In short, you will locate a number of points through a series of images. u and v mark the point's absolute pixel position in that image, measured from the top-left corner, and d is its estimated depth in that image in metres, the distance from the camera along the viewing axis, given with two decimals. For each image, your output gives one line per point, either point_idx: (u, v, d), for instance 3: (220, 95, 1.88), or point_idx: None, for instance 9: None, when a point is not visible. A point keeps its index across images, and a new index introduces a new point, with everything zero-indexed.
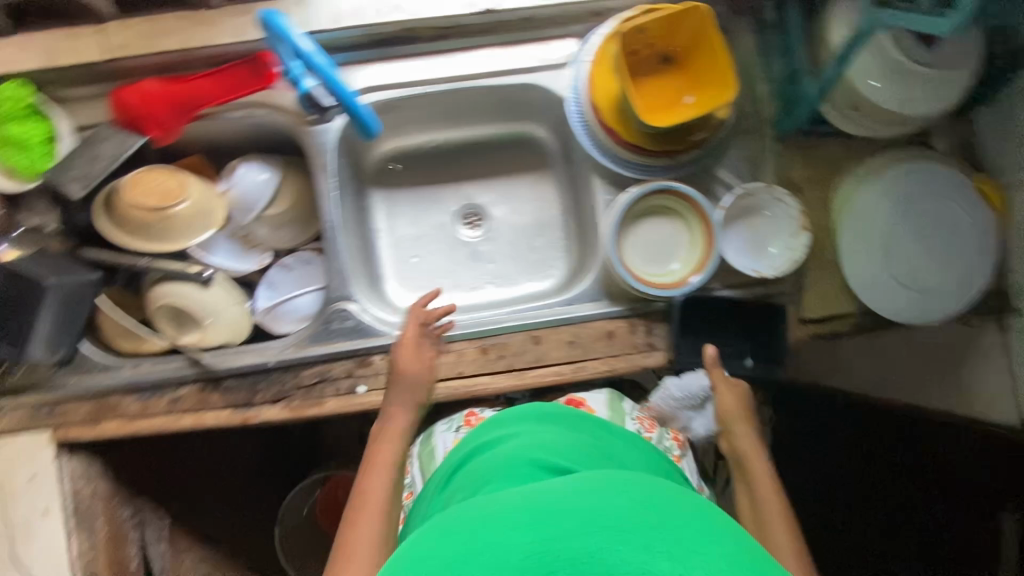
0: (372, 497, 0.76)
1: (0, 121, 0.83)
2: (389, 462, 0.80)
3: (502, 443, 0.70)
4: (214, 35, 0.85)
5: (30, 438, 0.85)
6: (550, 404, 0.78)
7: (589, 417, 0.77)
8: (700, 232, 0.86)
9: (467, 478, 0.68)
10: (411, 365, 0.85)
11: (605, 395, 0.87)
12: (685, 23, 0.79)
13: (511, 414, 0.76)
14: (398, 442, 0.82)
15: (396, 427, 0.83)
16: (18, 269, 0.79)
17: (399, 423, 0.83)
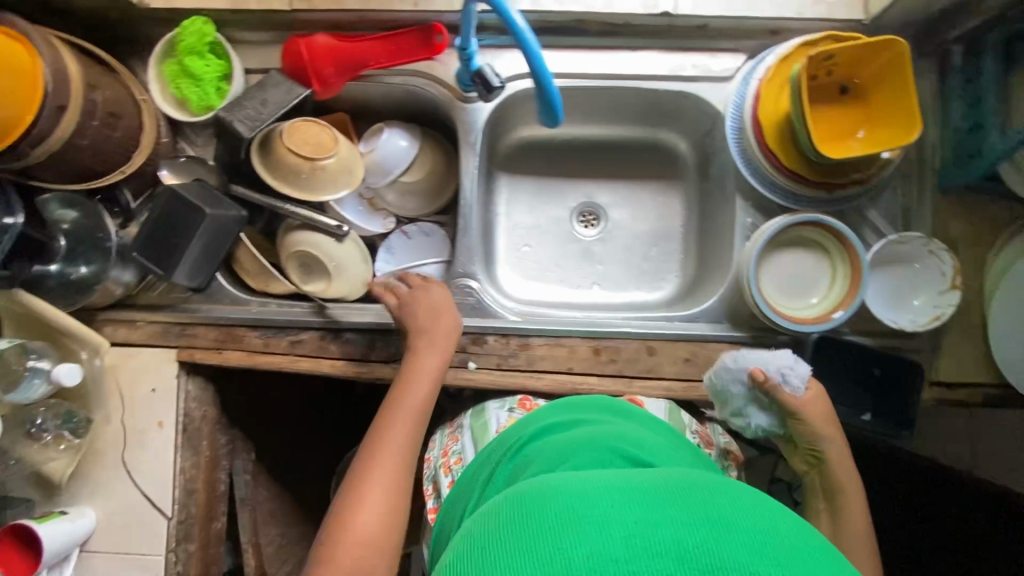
0: (393, 439, 0.75)
1: (184, 53, 0.88)
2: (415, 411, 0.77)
3: (573, 426, 0.69)
4: (394, 1, 0.88)
5: (158, 353, 0.89)
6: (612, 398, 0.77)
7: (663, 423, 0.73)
8: (846, 271, 0.83)
9: (538, 455, 0.66)
10: (447, 315, 0.84)
11: (664, 405, 0.83)
12: (876, 56, 0.76)
13: (582, 404, 0.74)
14: (429, 386, 0.79)
15: (427, 371, 0.80)
16: (183, 194, 0.82)
17: (428, 364, 0.80)
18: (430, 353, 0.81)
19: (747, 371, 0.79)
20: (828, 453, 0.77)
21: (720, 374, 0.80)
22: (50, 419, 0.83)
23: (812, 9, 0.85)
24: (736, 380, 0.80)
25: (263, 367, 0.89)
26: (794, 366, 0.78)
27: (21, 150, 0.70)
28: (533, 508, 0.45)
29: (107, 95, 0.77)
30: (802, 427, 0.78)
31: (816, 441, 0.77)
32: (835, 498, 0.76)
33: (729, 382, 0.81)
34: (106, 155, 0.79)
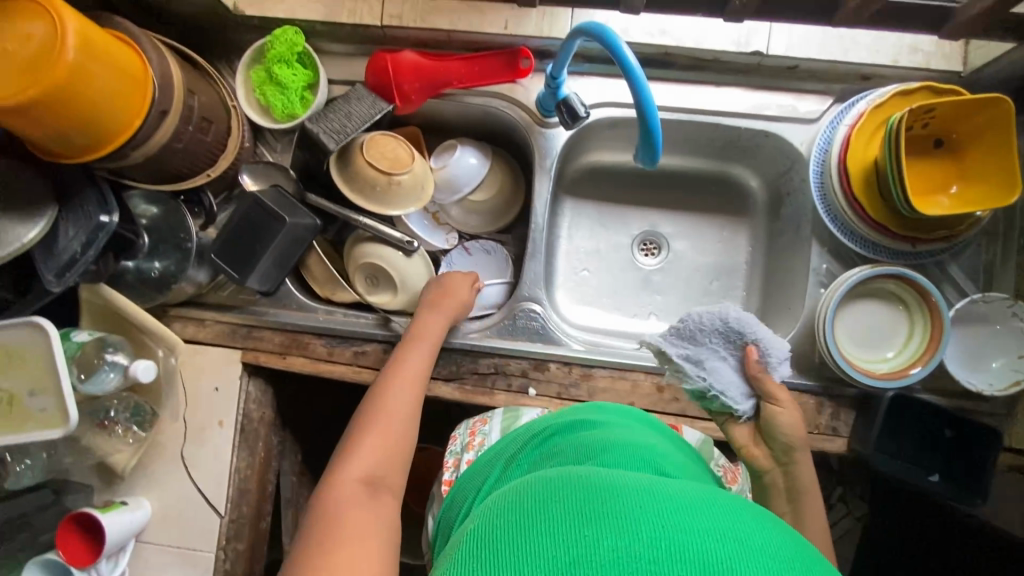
0: (397, 402, 0.77)
1: (272, 60, 0.88)
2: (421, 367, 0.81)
3: (598, 421, 0.66)
4: (483, 24, 0.89)
5: (224, 352, 0.90)
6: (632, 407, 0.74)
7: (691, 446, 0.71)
8: (924, 329, 0.81)
9: (561, 443, 0.64)
10: (459, 288, 0.89)
11: (698, 437, 0.80)
12: (978, 113, 0.75)
13: (614, 410, 0.71)
14: (432, 344, 0.84)
15: (432, 331, 0.85)
16: (266, 201, 0.85)
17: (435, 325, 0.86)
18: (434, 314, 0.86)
19: (746, 328, 0.74)
20: (793, 445, 0.73)
21: (706, 315, 0.75)
22: (122, 412, 0.86)
23: (908, 57, 0.84)
24: (727, 330, 0.75)
25: (325, 375, 0.90)
26: (784, 360, 0.75)
27: (123, 152, 0.70)
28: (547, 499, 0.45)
29: (203, 101, 0.79)
30: (769, 409, 0.74)
31: (777, 430, 0.73)
32: (799, 499, 0.71)
33: (717, 329, 0.75)
34: (195, 158, 0.81)
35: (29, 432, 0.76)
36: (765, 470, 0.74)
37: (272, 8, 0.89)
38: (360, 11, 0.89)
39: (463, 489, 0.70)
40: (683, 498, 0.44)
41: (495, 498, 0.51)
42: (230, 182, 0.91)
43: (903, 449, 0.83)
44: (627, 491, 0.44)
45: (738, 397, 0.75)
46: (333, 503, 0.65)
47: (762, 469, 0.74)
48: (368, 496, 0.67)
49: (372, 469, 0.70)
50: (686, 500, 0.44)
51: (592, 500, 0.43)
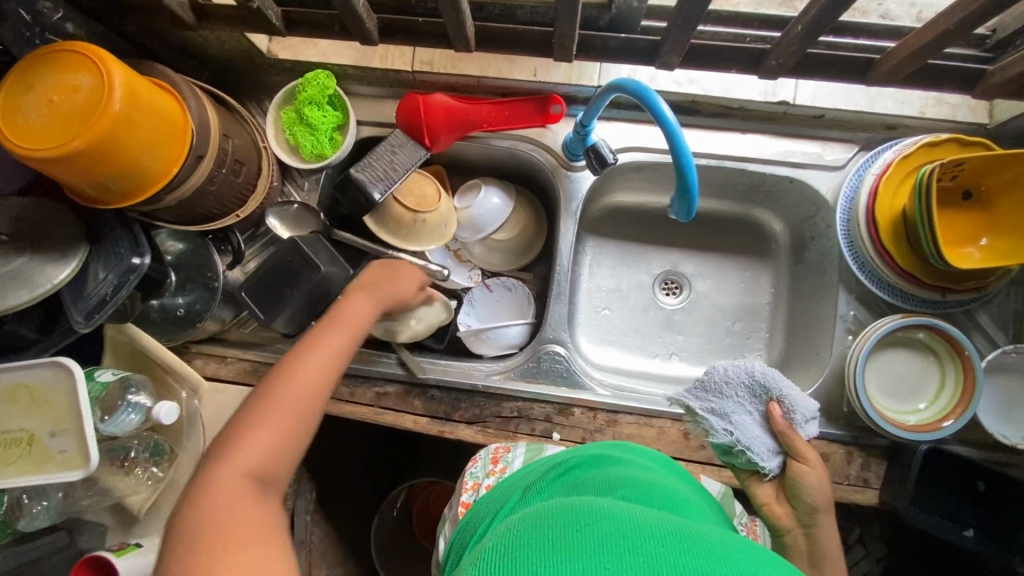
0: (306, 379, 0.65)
1: (304, 102, 0.89)
2: (337, 348, 0.69)
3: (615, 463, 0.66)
4: (512, 71, 0.90)
5: (245, 392, 0.90)
6: (663, 461, 0.74)
7: (712, 501, 0.69)
8: (956, 379, 0.80)
9: (580, 477, 0.63)
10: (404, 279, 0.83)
11: (719, 488, 0.78)
12: (1007, 169, 0.75)
13: (641, 450, 0.72)
14: (364, 329, 0.74)
15: (360, 311, 0.75)
16: (304, 248, 0.86)
17: (360, 303, 0.75)
18: (364, 294, 0.76)
19: (773, 384, 0.75)
20: (817, 507, 0.70)
21: (734, 369, 0.76)
22: (140, 451, 0.85)
23: (934, 109, 0.85)
24: (753, 384, 0.76)
25: (347, 416, 0.89)
26: (811, 420, 0.75)
27: (158, 196, 0.70)
28: (551, 519, 0.46)
29: (237, 144, 0.80)
30: (794, 467, 0.73)
31: (802, 489, 0.71)
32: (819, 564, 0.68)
33: (743, 384, 0.76)
34: (226, 200, 0.81)
35: (48, 474, 0.74)
36: (787, 530, 0.72)
37: (305, 52, 0.90)
38: (392, 56, 0.91)
39: (467, 525, 0.68)
40: (687, 531, 0.45)
41: (514, 519, 0.52)
42: (258, 221, 0.92)
43: (935, 503, 0.81)
44: (630, 519, 0.45)
45: (766, 453, 0.74)
46: (211, 498, 0.55)
47: (783, 528, 0.72)
48: (257, 495, 0.57)
49: (262, 461, 0.59)
50: (687, 532, 0.45)
51: (594, 521, 0.45)
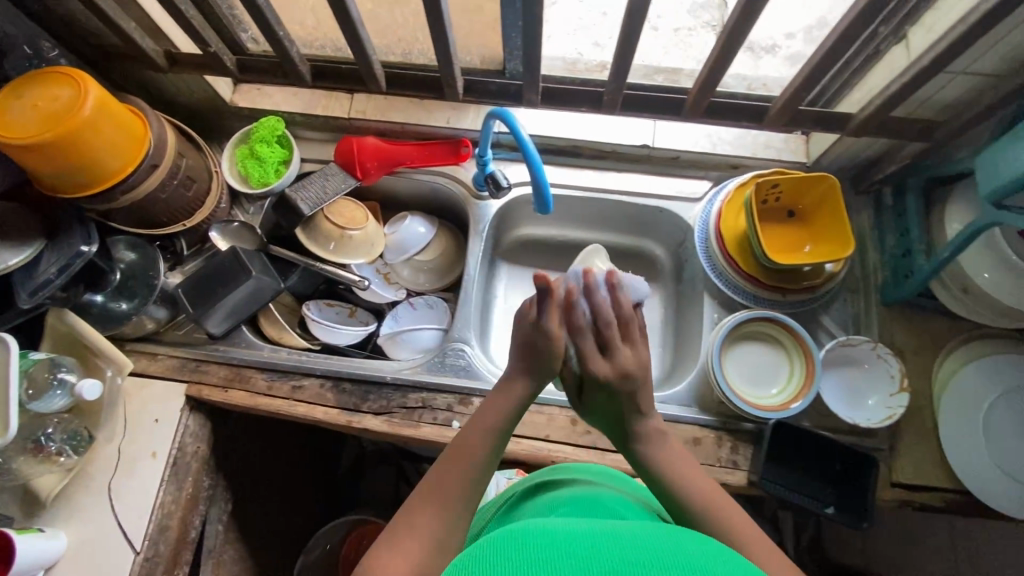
0: (443, 488, 0.63)
1: (255, 139, 1.07)
2: (479, 456, 0.67)
3: (571, 483, 0.71)
4: (430, 119, 1.10)
5: (168, 386, 0.97)
6: (589, 465, 0.80)
7: (610, 474, 0.77)
8: (800, 365, 0.92)
9: (547, 497, 0.68)
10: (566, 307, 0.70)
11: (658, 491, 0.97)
12: (814, 189, 0.94)
13: (576, 468, 0.79)
14: (486, 439, 0.68)
15: (483, 423, 0.70)
16: (241, 255, 0.97)
17: (490, 416, 0.70)
18: (492, 410, 0.71)
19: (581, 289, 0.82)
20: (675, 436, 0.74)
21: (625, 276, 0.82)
22: (58, 433, 0.89)
23: (764, 151, 1.06)
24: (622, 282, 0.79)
25: (262, 407, 0.96)
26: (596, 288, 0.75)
27: (113, 194, 0.84)
28: (507, 541, 0.46)
29: (190, 164, 0.96)
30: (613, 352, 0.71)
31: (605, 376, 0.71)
32: None
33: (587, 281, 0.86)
34: (174, 210, 0.96)
35: None
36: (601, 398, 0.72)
37: (260, 102, 1.10)
38: (332, 107, 1.11)
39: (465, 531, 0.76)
40: (621, 531, 0.48)
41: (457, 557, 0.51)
42: (203, 236, 1.05)
43: (795, 481, 0.89)
44: (571, 532, 0.47)
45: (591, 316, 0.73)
46: None
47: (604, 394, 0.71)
48: None
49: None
50: (630, 531, 0.47)
51: (547, 542, 0.45)
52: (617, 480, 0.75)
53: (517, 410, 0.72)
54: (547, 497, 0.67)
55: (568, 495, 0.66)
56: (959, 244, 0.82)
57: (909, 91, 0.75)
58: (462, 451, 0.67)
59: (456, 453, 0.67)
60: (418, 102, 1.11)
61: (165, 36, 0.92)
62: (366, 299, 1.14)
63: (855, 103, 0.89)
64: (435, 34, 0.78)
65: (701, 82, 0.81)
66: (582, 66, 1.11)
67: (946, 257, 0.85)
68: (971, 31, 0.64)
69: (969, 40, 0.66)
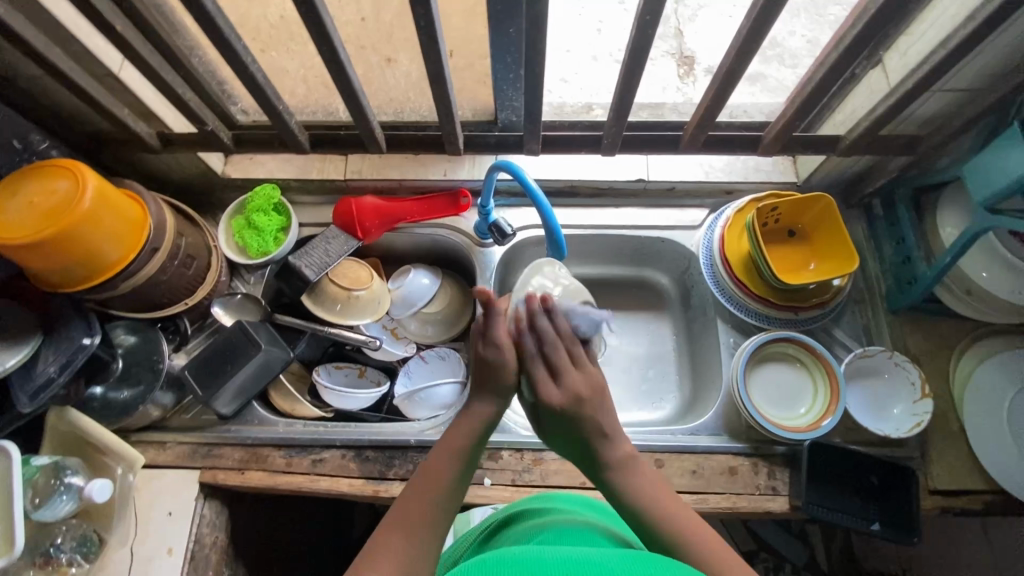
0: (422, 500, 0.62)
1: (252, 210, 1.05)
2: (445, 484, 0.64)
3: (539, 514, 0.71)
4: (426, 173, 1.11)
5: (180, 474, 0.92)
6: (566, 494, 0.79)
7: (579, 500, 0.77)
8: (824, 381, 0.93)
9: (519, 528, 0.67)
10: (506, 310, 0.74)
11: None
12: (811, 208, 0.96)
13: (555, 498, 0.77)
14: (466, 445, 0.67)
15: (449, 450, 0.67)
16: (250, 329, 0.95)
17: (456, 441, 0.67)
18: (456, 435, 0.68)
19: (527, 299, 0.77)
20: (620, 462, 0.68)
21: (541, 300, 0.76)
22: (67, 542, 0.83)
23: (755, 175, 1.09)
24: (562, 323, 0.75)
25: (284, 487, 0.92)
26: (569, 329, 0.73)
27: (114, 282, 0.82)
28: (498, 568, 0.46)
29: (189, 242, 0.94)
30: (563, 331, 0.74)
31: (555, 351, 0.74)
32: None
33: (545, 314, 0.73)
34: (175, 290, 0.93)
35: None
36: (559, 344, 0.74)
37: (254, 171, 1.10)
38: (327, 169, 1.11)
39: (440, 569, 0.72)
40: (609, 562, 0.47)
41: None
42: (204, 312, 1.01)
43: (835, 499, 0.88)
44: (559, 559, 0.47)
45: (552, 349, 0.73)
46: None
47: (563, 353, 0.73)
48: None
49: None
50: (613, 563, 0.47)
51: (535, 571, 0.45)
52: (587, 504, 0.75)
53: (481, 432, 0.69)
54: (525, 529, 0.66)
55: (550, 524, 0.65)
56: (959, 248, 0.85)
57: (896, 112, 0.78)
58: (428, 475, 0.65)
59: (420, 486, 0.64)
60: (412, 157, 1.12)
61: (157, 118, 0.91)
62: (376, 358, 1.11)
63: (841, 124, 0.92)
64: (437, 95, 0.79)
65: (698, 118, 0.84)
66: (569, 108, 1.13)
67: (949, 262, 0.87)
68: (954, 53, 0.67)
69: (952, 62, 0.69)
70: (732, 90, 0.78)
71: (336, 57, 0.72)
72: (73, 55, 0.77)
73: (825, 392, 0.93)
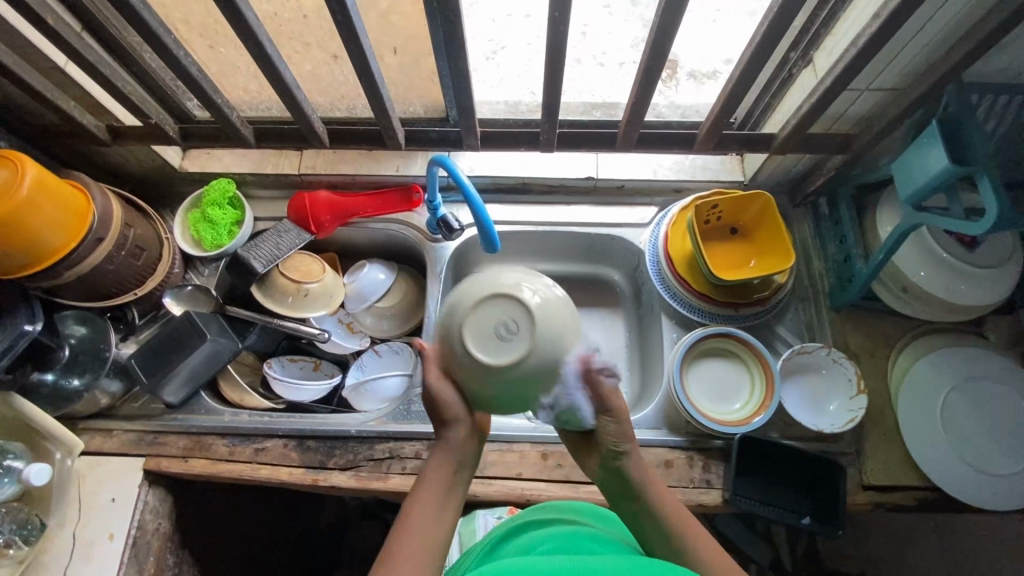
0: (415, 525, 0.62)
1: (206, 204, 1.07)
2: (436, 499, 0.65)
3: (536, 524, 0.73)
4: (380, 169, 1.13)
5: (125, 462, 0.94)
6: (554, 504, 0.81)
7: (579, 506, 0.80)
8: (760, 377, 0.94)
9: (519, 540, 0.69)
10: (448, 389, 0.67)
11: None
12: (751, 205, 0.98)
13: (553, 507, 0.80)
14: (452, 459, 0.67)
15: (438, 473, 0.67)
16: (197, 318, 0.96)
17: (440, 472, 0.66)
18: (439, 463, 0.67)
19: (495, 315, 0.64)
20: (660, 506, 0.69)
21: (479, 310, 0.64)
22: (6, 525, 0.84)
23: (702, 174, 1.10)
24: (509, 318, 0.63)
25: (225, 475, 0.93)
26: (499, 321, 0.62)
27: (58, 270, 0.84)
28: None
29: (139, 233, 0.95)
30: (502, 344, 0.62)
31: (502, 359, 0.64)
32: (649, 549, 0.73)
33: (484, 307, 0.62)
34: (124, 281, 0.95)
35: None
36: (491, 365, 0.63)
37: (210, 165, 1.11)
38: (282, 164, 1.12)
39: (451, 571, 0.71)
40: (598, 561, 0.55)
41: None
42: (156, 304, 1.03)
43: (766, 492, 0.89)
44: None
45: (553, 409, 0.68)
46: None
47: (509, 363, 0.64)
48: None
49: None
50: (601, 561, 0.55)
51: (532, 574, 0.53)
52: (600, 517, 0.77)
53: (468, 448, 0.69)
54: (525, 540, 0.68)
55: (556, 535, 0.67)
56: (891, 244, 0.86)
57: (820, 110, 0.79)
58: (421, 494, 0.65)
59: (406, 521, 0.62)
60: (367, 153, 1.14)
61: (106, 111, 0.93)
62: (329, 351, 1.13)
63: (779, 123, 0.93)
64: (369, 91, 0.81)
65: (628, 115, 0.85)
66: (524, 107, 1.16)
67: (882, 259, 0.89)
68: (865, 50, 0.69)
69: (864, 59, 0.70)
70: (656, 86, 0.79)
71: (264, 52, 0.73)
72: (15, 47, 0.79)
73: (762, 388, 0.94)
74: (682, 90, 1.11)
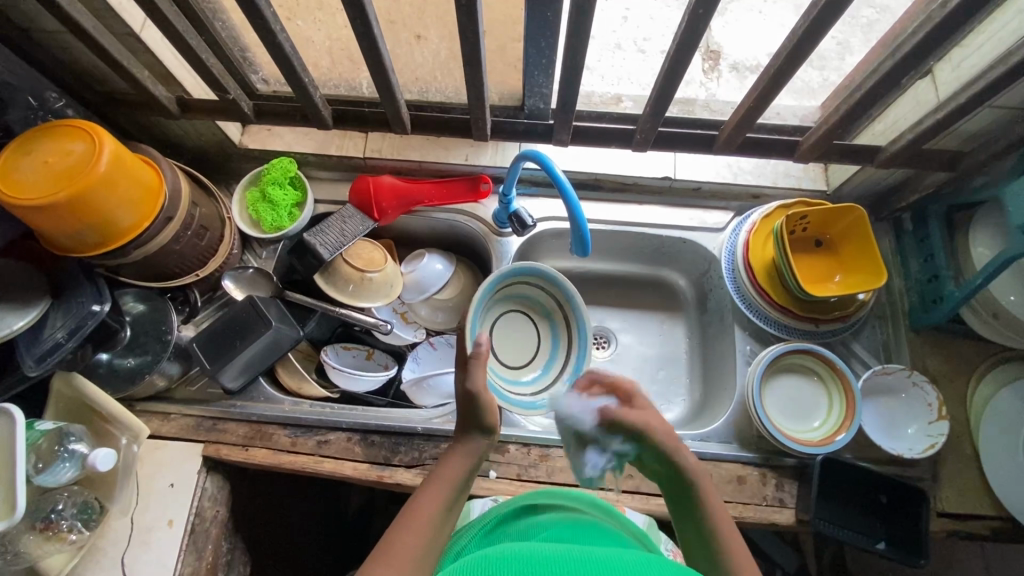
0: (428, 504, 0.62)
1: (267, 183, 1.02)
2: (453, 484, 0.66)
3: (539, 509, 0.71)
4: (448, 157, 1.08)
5: (184, 446, 0.92)
6: (580, 492, 0.80)
7: (583, 496, 0.77)
8: (841, 396, 0.92)
9: (518, 522, 0.67)
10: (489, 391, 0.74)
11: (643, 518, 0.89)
12: (839, 219, 0.94)
13: (561, 493, 0.78)
14: (467, 457, 0.70)
15: (449, 468, 0.68)
16: (262, 306, 0.93)
17: (451, 470, 0.68)
18: (450, 463, 0.69)
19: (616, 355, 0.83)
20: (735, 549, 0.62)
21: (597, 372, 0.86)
22: (68, 508, 0.82)
23: (785, 180, 1.06)
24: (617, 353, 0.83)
25: (287, 466, 0.91)
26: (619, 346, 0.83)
27: (124, 251, 0.80)
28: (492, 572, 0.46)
29: (203, 213, 0.91)
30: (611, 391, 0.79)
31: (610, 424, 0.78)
32: None
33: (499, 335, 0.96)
34: (187, 261, 0.91)
35: None
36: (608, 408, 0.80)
37: (271, 143, 1.07)
38: (347, 146, 1.08)
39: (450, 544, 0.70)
40: (613, 562, 0.48)
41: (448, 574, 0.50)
42: (215, 285, 1.00)
43: (841, 514, 0.87)
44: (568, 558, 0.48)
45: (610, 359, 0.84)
46: None
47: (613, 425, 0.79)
48: None
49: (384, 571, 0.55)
50: (612, 562, 0.48)
51: None
52: (594, 505, 0.75)
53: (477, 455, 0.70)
54: (527, 522, 0.67)
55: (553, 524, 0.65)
56: (990, 271, 0.82)
57: (945, 126, 0.75)
58: (436, 479, 0.66)
59: (418, 501, 0.63)
60: (434, 139, 1.10)
61: (177, 82, 0.88)
62: (386, 342, 1.09)
63: (881, 134, 0.90)
64: (470, 78, 0.77)
65: (738, 119, 0.81)
66: (598, 98, 1.09)
67: (979, 283, 0.84)
68: (1015, 68, 0.65)
69: (1010, 79, 0.67)
70: (777, 92, 0.75)
71: (370, 30, 0.69)
72: (95, 10, 0.74)
73: (844, 409, 0.91)
74: (722, 84, 1.13)
